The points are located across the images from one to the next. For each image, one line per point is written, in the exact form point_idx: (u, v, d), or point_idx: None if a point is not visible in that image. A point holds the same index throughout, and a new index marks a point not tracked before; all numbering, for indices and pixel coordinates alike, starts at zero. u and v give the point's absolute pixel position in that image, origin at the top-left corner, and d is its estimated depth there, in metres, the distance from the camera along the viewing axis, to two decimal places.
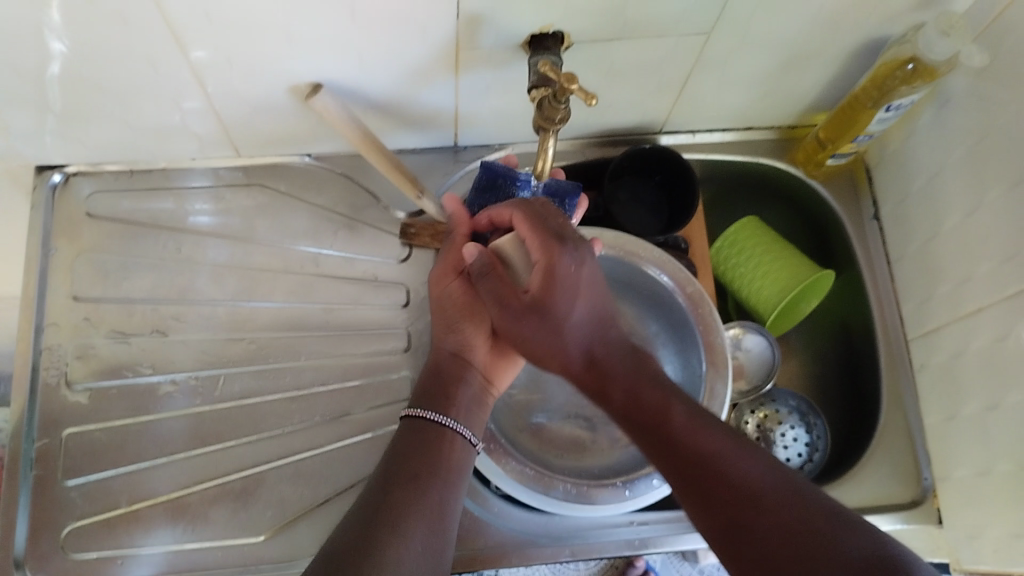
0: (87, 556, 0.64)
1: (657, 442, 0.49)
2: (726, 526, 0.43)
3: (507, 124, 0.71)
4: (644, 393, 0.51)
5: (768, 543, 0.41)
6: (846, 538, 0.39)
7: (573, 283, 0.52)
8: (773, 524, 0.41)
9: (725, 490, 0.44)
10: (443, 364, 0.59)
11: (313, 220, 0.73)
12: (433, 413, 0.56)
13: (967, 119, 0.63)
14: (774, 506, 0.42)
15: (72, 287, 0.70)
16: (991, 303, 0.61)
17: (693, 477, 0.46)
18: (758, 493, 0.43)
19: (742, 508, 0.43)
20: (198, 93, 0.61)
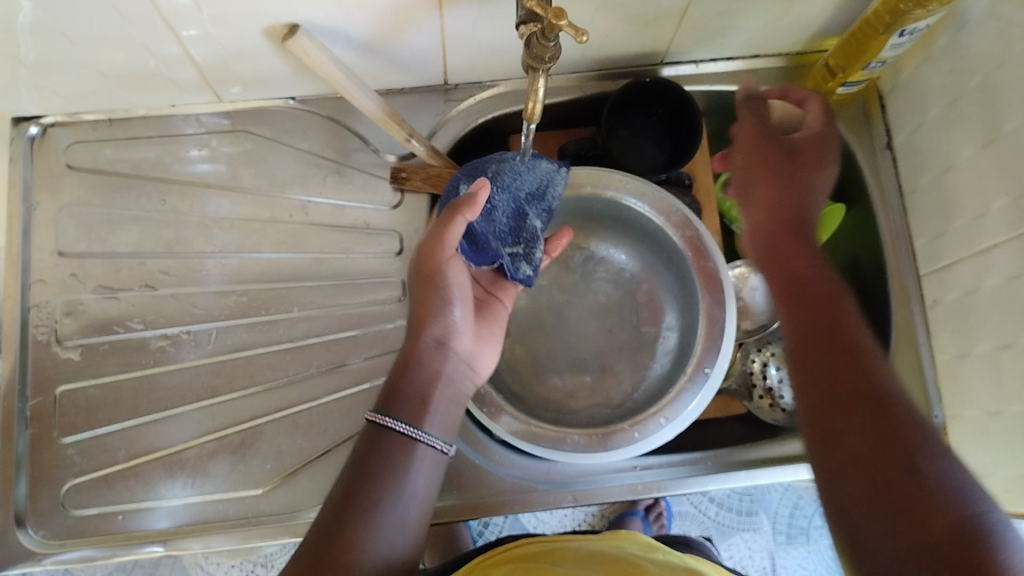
0: (87, 513, 0.64)
1: (842, 370, 0.43)
2: (867, 460, 0.40)
3: (498, 60, 0.67)
4: (808, 280, 0.49)
5: (855, 434, 0.41)
6: (956, 478, 0.38)
7: (820, 174, 0.55)
8: (878, 434, 0.40)
9: (842, 413, 0.42)
10: (412, 358, 0.56)
11: (301, 166, 0.70)
12: (395, 420, 0.53)
13: (987, 42, 0.59)
14: (888, 414, 0.41)
15: (57, 243, 0.68)
16: (1006, 240, 0.58)
17: (842, 391, 0.42)
18: (876, 422, 0.40)
19: (851, 389, 0.42)
20: (171, 37, 0.58)
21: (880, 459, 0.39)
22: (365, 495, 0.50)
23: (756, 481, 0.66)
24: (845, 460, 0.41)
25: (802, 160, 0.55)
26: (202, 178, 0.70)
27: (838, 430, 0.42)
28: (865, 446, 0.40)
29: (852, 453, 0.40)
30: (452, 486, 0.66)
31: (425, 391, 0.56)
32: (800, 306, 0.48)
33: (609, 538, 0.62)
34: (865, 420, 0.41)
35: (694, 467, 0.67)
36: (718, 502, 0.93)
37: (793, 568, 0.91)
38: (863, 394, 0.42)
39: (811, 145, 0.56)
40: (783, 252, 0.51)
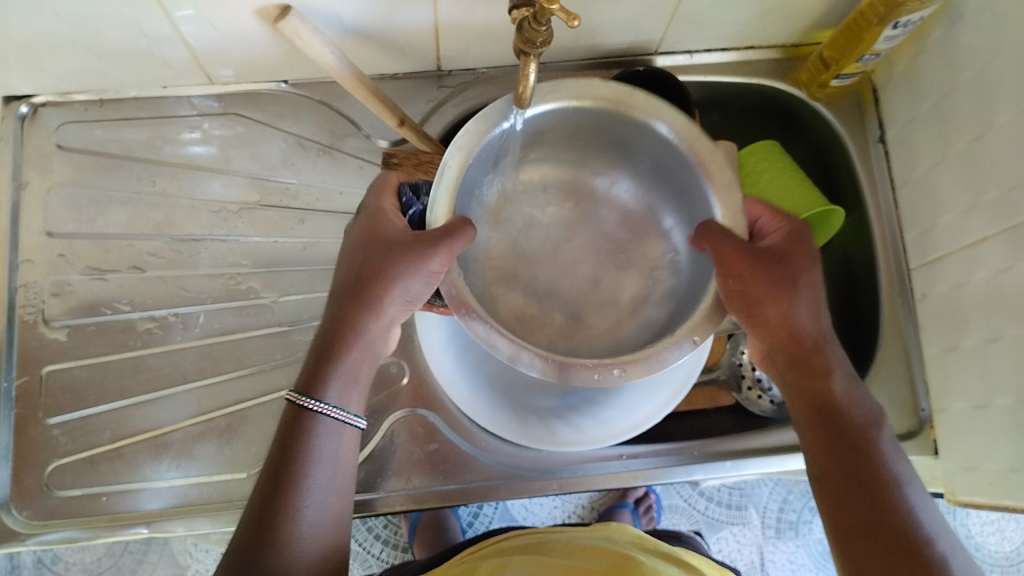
0: (72, 494, 0.64)
1: (844, 444, 0.48)
2: (855, 499, 0.46)
3: (491, 47, 0.67)
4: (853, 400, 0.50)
5: (858, 502, 0.46)
6: (925, 508, 0.45)
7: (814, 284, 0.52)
8: (877, 499, 0.45)
9: (862, 498, 0.46)
10: (348, 331, 0.51)
11: (292, 149, 0.70)
12: (322, 404, 0.49)
13: (979, 35, 0.59)
14: (881, 478, 0.46)
15: (46, 223, 0.68)
16: (994, 234, 0.58)
17: (852, 467, 0.47)
18: (878, 488, 0.46)
19: (841, 450, 0.48)
20: (162, 18, 0.57)
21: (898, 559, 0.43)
22: (303, 461, 0.47)
23: (743, 472, 0.66)
24: (856, 522, 0.45)
25: (785, 256, 0.52)
26: (194, 161, 0.69)
27: (848, 501, 0.46)
28: (882, 521, 0.44)
29: (865, 536, 0.44)
30: (438, 472, 0.66)
31: (342, 365, 0.51)
32: (838, 432, 0.48)
33: (599, 530, 0.62)
34: (865, 483, 0.46)
35: (680, 456, 0.67)
36: (708, 496, 0.92)
37: (781, 562, 0.91)
38: (866, 477, 0.46)
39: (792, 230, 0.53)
40: (806, 365, 0.51)
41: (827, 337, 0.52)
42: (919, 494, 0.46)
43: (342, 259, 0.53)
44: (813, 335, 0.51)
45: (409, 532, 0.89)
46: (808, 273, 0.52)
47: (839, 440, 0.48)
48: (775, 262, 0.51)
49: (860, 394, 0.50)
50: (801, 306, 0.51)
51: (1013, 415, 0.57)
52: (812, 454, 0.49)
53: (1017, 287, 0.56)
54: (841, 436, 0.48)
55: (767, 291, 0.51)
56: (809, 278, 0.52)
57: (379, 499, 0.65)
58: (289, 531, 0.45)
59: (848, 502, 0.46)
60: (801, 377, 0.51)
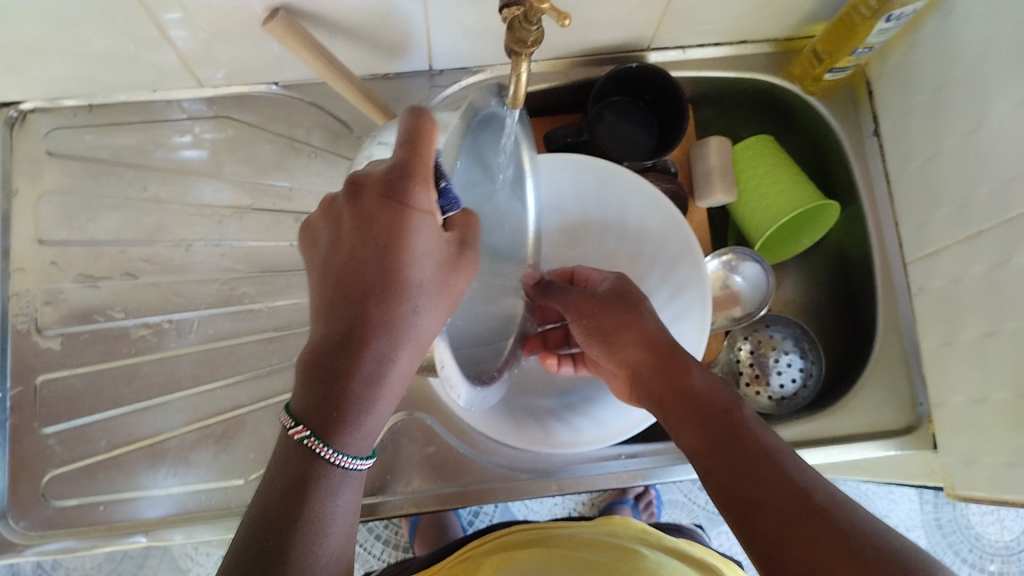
0: (68, 503, 0.64)
1: (728, 445, 0.44)
2: (788, 520, 0.39)
3: (482, 45, 0.66)
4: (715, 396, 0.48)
5: (756, 491, 0.41)
6: (807, 474, 0.41)
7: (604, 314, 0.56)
8: (764, 471, 0.41)
9: (753, 490, 0.41)
10: (366, 369, 0.40)
11: (284, 153, 0.69)
12: (334, 452, 0.39)
13: (973, 27, 0.58)
14: (760, 452, 0.43)
15: (37, 231, 0.67)
16: (991, 227, 0.58)
17: (741, 460, 0.43)
18: (776, 475, 0.41)
19: (727, 452, 0.43)
20: (149, 21, 0.56)
21: (794, 524, 0.38)
22: (319, 487, 0.38)
23: None
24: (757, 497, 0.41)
25: (626, 296, 0.57)
26: (187, 165, 0.69)
27: (745, 495, 0.41)
28: (767, 491, 0.40)
29: (768, 508, 0.40)
30: (437, 474, 0.66)
31: (357, 412, 0.40)
32: (713, 431, 0.45)
33: (603, 524, 0.62)
34: (763, 475, 0.41)
35: (680, 456, 0.67)
36: (708, 490, 0.92)
37: None
38: (759, 464, 0.42)
39: (624, 288, 0.58)
40: (670, 375, 0.51)
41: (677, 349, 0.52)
42: (795, 463, 0.42)
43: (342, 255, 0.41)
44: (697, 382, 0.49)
45: (410, 531, 0.89)
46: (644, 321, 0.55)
47: (710, 442, 0.45)
48: (614, 309, 0.56)
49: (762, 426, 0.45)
50: (643, 334, 0.54)
51: (1011, 409, 0.57)
52: (698, 462, 0.45)
53: (1014, 281, 0.56)
54: (731, 443, 0.44)
55: (626, 338, 0.54)
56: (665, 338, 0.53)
57: (385, 503, 0.64)
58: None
59: (727, 479, 0.42)
60: (669, 397, 0.49)
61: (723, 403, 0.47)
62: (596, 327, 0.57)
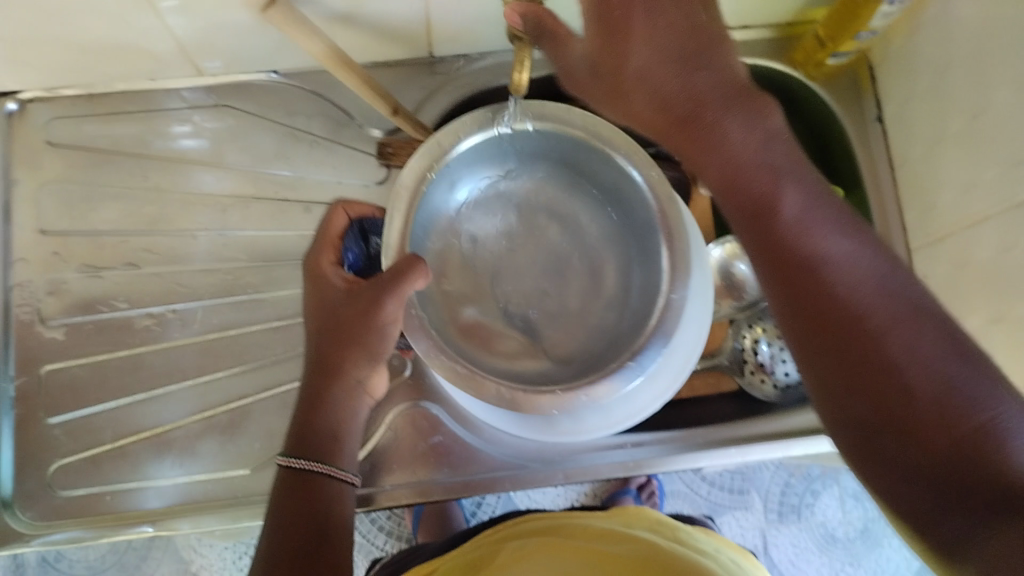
0: (75, 493, 0.64)
1: (763, 237, 0.38)
2: (829, 337, 0.34)
3: (484, 32, 0.66)
4: (744, 171, 0.39)
5: (800, 306, 0.36)
6: (927, 346, 0.32)
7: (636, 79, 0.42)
8: (803, 278, 0.36)
9: (801, 297, 0.36)
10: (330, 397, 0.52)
11: (285, 142, 0.69)
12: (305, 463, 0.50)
13: (976, 11, 0.58)
14: (844, 310, 0.34)
15: (39, 221, 0.67)
16: (996, 213, 0.58)
17: (777, 261, 0.37)
18: (812, 278, 0.36)
19: (765, 249, 0.38)
20: (148, 8, 0.56)
21: (840, 353, 0.34)
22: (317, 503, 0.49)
23: (748, 457, 0.66)
24: (809, 318, 0.35)
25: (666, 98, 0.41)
26: (188, 155, 0.69)
27: (792, 303, 0.36)
28: (807, 305, 0.35)
29: (827, 337, 0.34)
30: (442, 464, 0.66)
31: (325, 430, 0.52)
32: (743, 219, 0.39)
33: (618, 516, 0.62)
34: (804, 279, 0.36)
35: (685, 444, 0.67)
36: (710, 481, 0.93)
37: (784, 545, 0.91)
38: (796, 266, 0.36)
39: (593, 13, 0.42)
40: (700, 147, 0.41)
41: (709, 100, 0.40)
42: (919, 325, 0.33)
43: (308, 309, 0.55)
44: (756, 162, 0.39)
45: (413, 519, 0.90)
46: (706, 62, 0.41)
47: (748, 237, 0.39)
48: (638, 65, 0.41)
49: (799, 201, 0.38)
50: (723, 157, 0.40)
51: None
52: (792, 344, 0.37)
53: (1018, 266, 0.56)
54: (764, 236, 0.38)
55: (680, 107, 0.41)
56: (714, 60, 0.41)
57: (380, 492, 0.65)
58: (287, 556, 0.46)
59: (823, 358, 0.35)
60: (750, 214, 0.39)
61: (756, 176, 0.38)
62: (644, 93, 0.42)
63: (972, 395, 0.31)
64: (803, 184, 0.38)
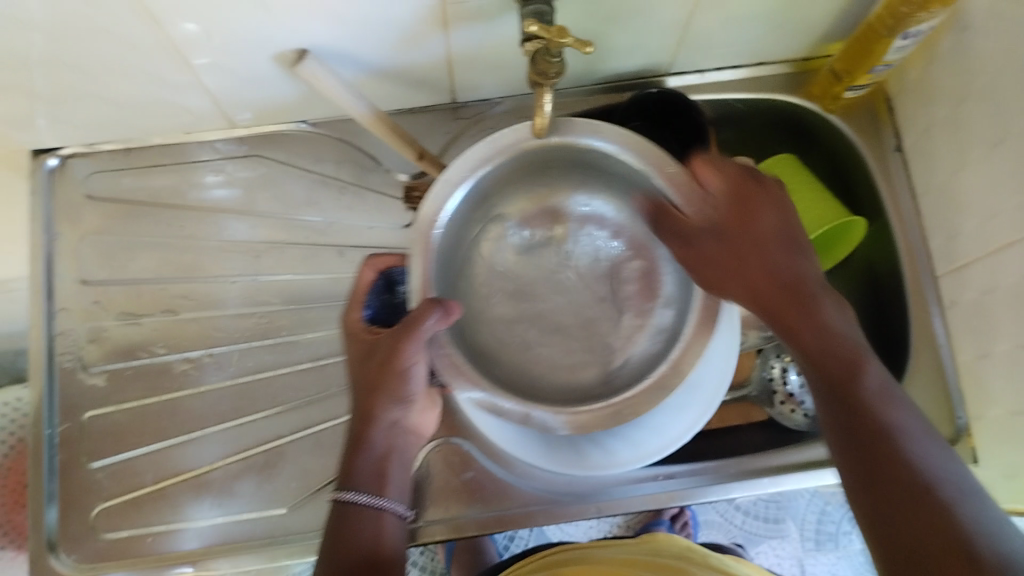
0: (118, 535, 0.66)
1: (844, 412, 0.50)
2: (880, 484, 0.46)
3: (505, 77, 0.68)
4: (836, 343, 0.52)
5: (873, 475, 0.47)
6: (936, 455, 0.47)
7: (779, 273, 0.54)
8: (874, 453, 0.47)
9: (870, 476, 0.47)
10: (366, 436, 0.56)
11: (316, 188, 0.71)
12: (356, 494, 0.54)
13: (989, 41, 0.59)
14: (932, 501, 0.44)
15: (80, 271, 0.70)
16: (1019, 238, 0.58)
17: (866, 445, 0.48)
18: (860, 454, 0.48)
19: (843, 437, 0.49)
20: (185, 66, 0.59)
21: (913, 517, 0.44)
22: (359, 538, 0.53)
23: (780, 488, 0.67)
24: (888, 488, 0.46)
25: (733, 228, 0.56)
26: (220, 205, 0.71)
27: (867, 469, 0.47)
28: (861, 482, 0.47)
29: (902, 504, 0.45)
30: (475, 499, 0.67)
31: (369, 465, 0.56)
32: (831, 397, 0.51)
33: (647, 542, 0.63)
34: (855, 455, 0.48)
35: (717, 475, 0.68)
36: (744, 510, 0.92)
37: (822, 574, 0.90)
38: (856, 453, 0.48)
39: (777, 241, 0.55)
40: (786, 320, 0.53)
41: (802, 284, 0.54)
42: (968, 484, 0.46)
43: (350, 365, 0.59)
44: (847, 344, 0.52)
45: (446, 557, 0.90)
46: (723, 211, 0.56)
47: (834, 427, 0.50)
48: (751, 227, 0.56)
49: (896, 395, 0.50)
50: (823, 340, 0.52)
51: None
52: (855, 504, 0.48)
53: None
54: (852, 412, 0.49)
55: (760, 283, 0.54)
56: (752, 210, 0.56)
57: (418, 529, 0.66)
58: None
59: (856, 469, 0.48)
60: (827, 384, 0.51)
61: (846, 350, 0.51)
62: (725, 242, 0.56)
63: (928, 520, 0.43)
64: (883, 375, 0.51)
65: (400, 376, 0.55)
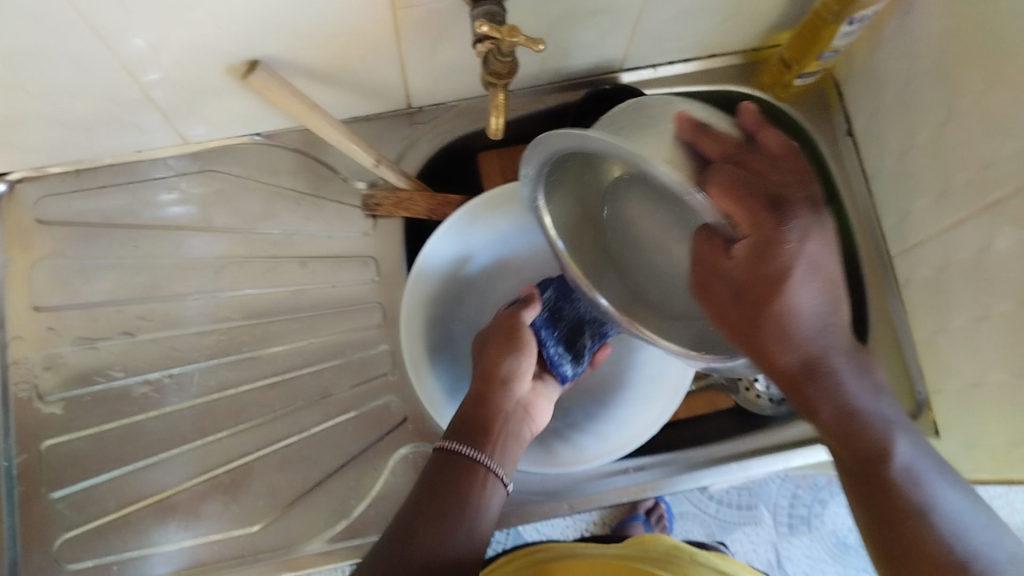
0: (81, 566, 0.63)
1: (861, 479, 0.48)
2: (894, 549, 0.45)
3: (458, 80, 0.68)
4: (856, 415, 0.48)
5: (887, 537, 0.46)
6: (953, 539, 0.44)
7: (792, 326, 0.48)
8: (895, 522, 0.46)
9: (894, 540, 0.45)
10: (483, 398, 0.61)
11: (271, 200, 0.70)
12: (463, 445, 0.57)
13: (933, 24, 0.60)
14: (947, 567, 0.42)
15: (33, 298, 0.68)
16: (970, 214, 0.59)
17: (885, 514, 0.46)
18: (884, 523, 0.46)
19: (862, 502, 0.48)
20: (132, 82, 0.58)
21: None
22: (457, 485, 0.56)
23: (749, 472, 0.66)
24: (903, 556, 0.45)
25: (749, 288, 0.47)
26: (175, 221, 0.70)
27: (886, 536, 0.46)
28: (882, 540, 0.46)
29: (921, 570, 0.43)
30: None
31: (480, 423, 0.60)
32: (852, 465, 0.49)
33: (635, 544, 0.62)
34: (883, 520, 0.46)
35: (687, 463, 0.67)
36: (718, 498, 0.91)
37: (797, 557, 0.91)
38: (876, 514, 0.47)
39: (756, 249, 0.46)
40: (795, 388, 0.49)
41: (821, 361, 0.48)
42: (985, 546, 0.43)
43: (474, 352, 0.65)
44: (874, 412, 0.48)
45: None
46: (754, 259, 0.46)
47: (855, 489, 0.48)
48: (767, 277, 0.47)
49: (911, 448, 0.48)
50: (840, 407, 0.48)
51: (1008, 390, 0.58)
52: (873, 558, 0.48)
53: (997, 265, 0.57)
54: (868, 481, 0.47)
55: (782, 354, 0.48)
56: (771, 265, 0.46)
57: None
58: (432, 525, 0.53)
59: (869, 529, 0.47)
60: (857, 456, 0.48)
61: (865, 423, 0.48)
62: (735, 296, 0.49)
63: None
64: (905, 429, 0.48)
65: (519, 346, 0.63)
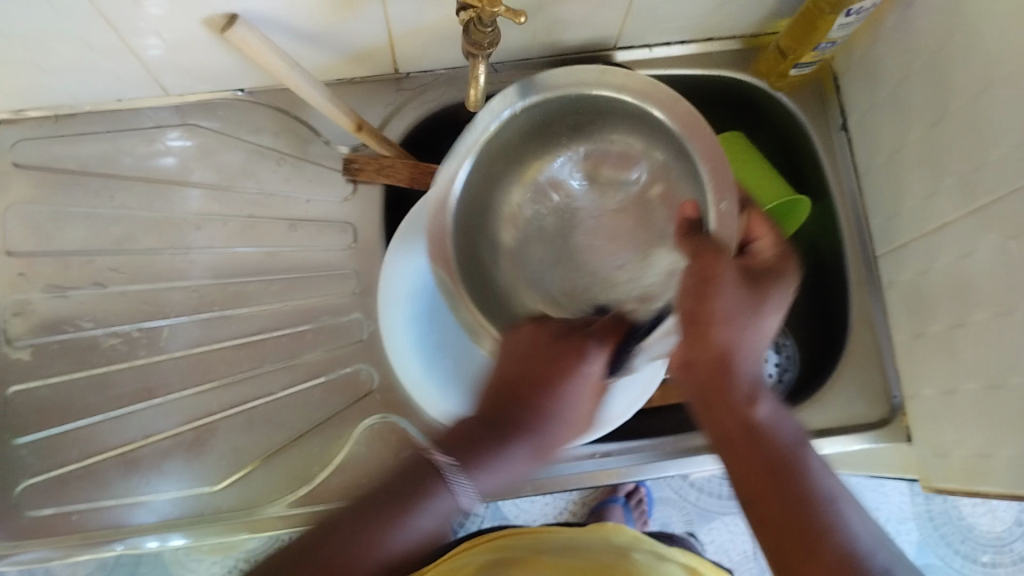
0: (42, 513, 0.64)
1: (771, 475, 0.49)
2: (788, 518, 0.47)
3: (445, 48, 0.66)
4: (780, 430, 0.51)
5: (788, 518, 0.47)
6: (855, 539, 0.46)
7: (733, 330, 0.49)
8: (792, 505, 0.48)
9: (801, 520, 0.47)
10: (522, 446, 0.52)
11: (251, 158, 0.69)
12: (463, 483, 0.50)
13: (931, 20, 0.58)
14: (823, 539, 0.46)
15: (5, 242, 0.67)
16: (956, 219, 0.58)
17: (783, 494, 0.48)
18: (778, 504, 0.48)
19: (766, 480, 0.49)
20: (109, 31, 0.56)
21: (808, 546, 0.46)
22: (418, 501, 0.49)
23: (716, 466, 0.66)
24: (798, 527, 0.47)
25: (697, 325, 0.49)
26: (161, 172, 0.69)
27: (790, 521, 0.47)
28: (778, 509, 0.48)
29: (803, 532, 0.47)
30: None
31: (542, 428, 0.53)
32: (764, 464, 0.49)
33: (596, 529, 0.63)
34: (779, 507, 0.48)
35: (655, 453, 0.67)
36: (699, 488, 0.91)
37: None
38: (778, 503, 0.48)
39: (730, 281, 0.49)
40: (716, 398, 0.51)
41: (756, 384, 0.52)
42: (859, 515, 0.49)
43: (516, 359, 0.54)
44: (784, 430, 0.51)
45: None
46: (714, 301, 0.49)
47: (759, 471, 0.49)
48: (711, 314, 0.49)
49: (789, 426, 0.52)
50: (769, 419, 0.51)
51: (981, 401, 0.57)
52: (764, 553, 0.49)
53: (979, 272, 0.56)
54: (774, 469, 0.49)
55: (697, 378, 0.51)
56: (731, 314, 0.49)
57: None
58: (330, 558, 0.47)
59: (774, 515, 0.48)
60: (749, 480, 0.50)
61: (783, 434, 0.51)
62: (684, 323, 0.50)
63: (806, 537, 0.46)
64: (803, 446, 0.51)
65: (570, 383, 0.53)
